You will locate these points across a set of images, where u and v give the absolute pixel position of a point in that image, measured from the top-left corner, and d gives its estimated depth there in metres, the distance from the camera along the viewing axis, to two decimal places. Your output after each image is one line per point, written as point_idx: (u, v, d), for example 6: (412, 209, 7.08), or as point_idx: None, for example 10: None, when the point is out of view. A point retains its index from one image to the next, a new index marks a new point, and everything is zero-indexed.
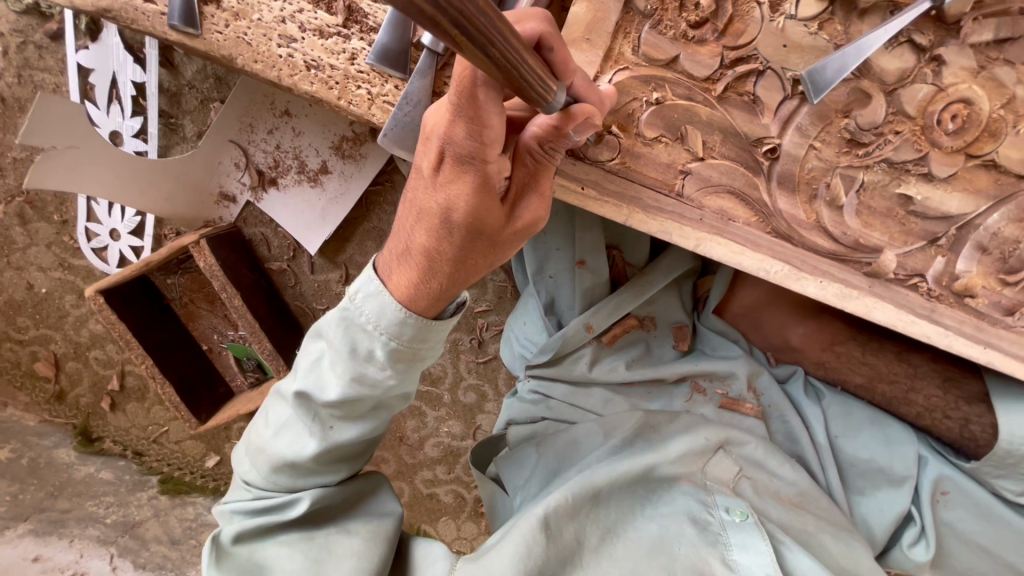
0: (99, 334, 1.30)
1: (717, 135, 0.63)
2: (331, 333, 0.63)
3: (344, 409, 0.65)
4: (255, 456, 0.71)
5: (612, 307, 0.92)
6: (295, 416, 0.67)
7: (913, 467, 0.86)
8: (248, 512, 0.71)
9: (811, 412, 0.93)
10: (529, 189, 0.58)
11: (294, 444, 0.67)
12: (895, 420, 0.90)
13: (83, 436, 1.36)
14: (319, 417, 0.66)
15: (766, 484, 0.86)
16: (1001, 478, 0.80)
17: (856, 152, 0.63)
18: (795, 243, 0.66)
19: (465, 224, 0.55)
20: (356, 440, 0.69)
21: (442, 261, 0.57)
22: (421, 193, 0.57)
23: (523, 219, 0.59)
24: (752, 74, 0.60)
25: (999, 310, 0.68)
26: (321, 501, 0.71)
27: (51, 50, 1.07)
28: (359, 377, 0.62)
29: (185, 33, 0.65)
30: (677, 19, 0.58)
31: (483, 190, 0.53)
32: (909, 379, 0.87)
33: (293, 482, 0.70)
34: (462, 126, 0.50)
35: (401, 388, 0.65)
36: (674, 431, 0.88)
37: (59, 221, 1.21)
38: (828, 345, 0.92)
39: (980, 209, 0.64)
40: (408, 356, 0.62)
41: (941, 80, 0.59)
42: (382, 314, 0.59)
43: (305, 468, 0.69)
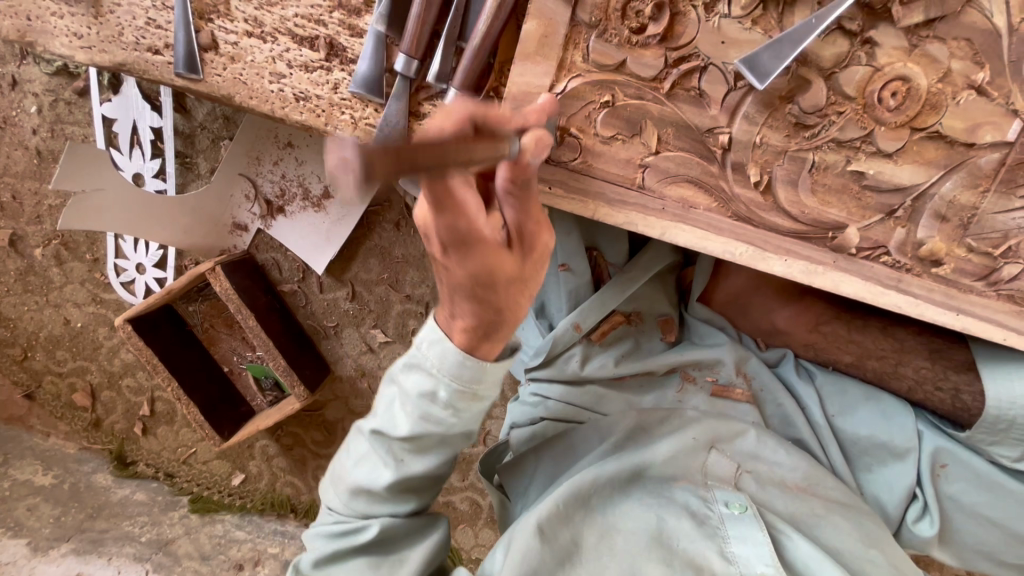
0: (131, 362, 1.40)
1: (670, 129, 0.67)
2: (406, 373, 0.68)
3: (418, 445, 0.69)
4: (336, 483, 0.75)
5: (599, 304, 0.96)
6: (371, 451, 0.71)
7: (913, 440, 0.87)
8: (325, 539, 0.75)
9: (805, 393, 0.94)
10: (527, 224, 0.62)
11: (371, 474, 0.71)
12: (890, 394, 0.92)
13: (119, 461, 1.45)
14: (392, 451, 0.70)
15: (767, 475, 0.87)
16: (995, 445, 0.82)
17: (804, 134, 0.66)
18: (756, 224, 0.70)
19: (493, 280, 0.60)
20: (426, 474, 0.72)
21: (486, 314, 0.62)
22: (445, 274, 0.61)
23: (537, 249, 0.64)
24: (696, 70, 0.65)
25: (968, 276, 0.70)
26: (389, 530, 0.73)
27: (79, 105, 1.19)
28: (425, 415, 0.66)
29: (189, 79, 0.73)
30: (621, 27, 0.64)
31: (492, 249, 0.59)
32: (896, 354, 0.89)
33: (367, 509, 0.73)
34: (451, 218, 0.54)
35: (461, 425, 0.69)
36: (664, 432, 0.90)
37: (90, 260, 1.31)
38: (813, 326, 0.96)
39: (932, 179, 0.66)
40: (470, 395, 0.66)
41: (876, 60, 0.62)
42: (444, 358, 0.63)
43: (380, 499, 0.72)
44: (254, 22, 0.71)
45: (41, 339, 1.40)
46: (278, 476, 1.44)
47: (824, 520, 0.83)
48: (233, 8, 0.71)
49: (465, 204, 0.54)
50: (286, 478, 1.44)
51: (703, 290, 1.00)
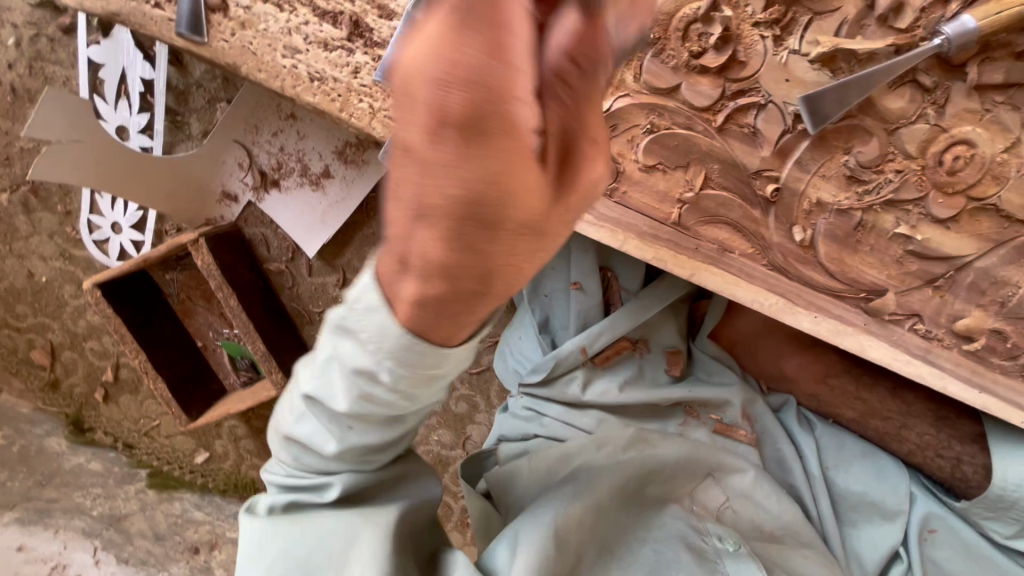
0: (95, 325, 1.30)
1: (717, 166, 0.62)
2: (341, 338, 0.48)
3: (364, 415, 0.51)
4: (279, 437, 0.59)
5: (608, 328, 0.91)
6: (310, 411, 0.54)
7: (905, 502, 0.86)
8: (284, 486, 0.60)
9: (805, 441, 0.92)
10: (574, 135, 0.36)
11: (315, 437, 0.54)
12: (887, 454, 0.90)
13: (75, 426, 1.37)
14: (336, 418, 0.53)
15: (750, 515, 0.84)
16: (989, 520, 0.81)
17: (857, 190, 0.62)
18: (791, 276, 0.66)
19: (496, 209, 0.34)
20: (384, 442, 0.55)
21: (465, 280, 0.38)
22: (412, 162, 0.32)
23: (579, 181, 0.36)
24: (753, 107, 0.60)
25: (998, 355, 0.67)
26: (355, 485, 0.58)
27: (63, 43, 1.08)
28: (366, 395, 0.49)
29: (192, 42, 0.65)
30: (680, 49, 0.58)
31: (520, 155, 0.32)
32: (902, 416, 0.87)
33: (319, 465, 0.57)
34: (475, 33, 0.29)
35: (419, 402, 0.51)
36: (669, 447, 0.85)
37: (62, 212, 1.22)
38: (822, 378, 0.92)
39: (979, 252, 0.63)
40: (427, 378, 0.47)
41: (944, 120, 0.58)
42: (383, 335, 0.44)
43: (322, 464, 0.57)
44: None
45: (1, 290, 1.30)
46: (245, 458, 1.35)
47: (803, 559, 0.80)
48: None
49: (503, 26, 0.30)
50: (253, 462, 1.34)
51: (716, 326, 0.96)
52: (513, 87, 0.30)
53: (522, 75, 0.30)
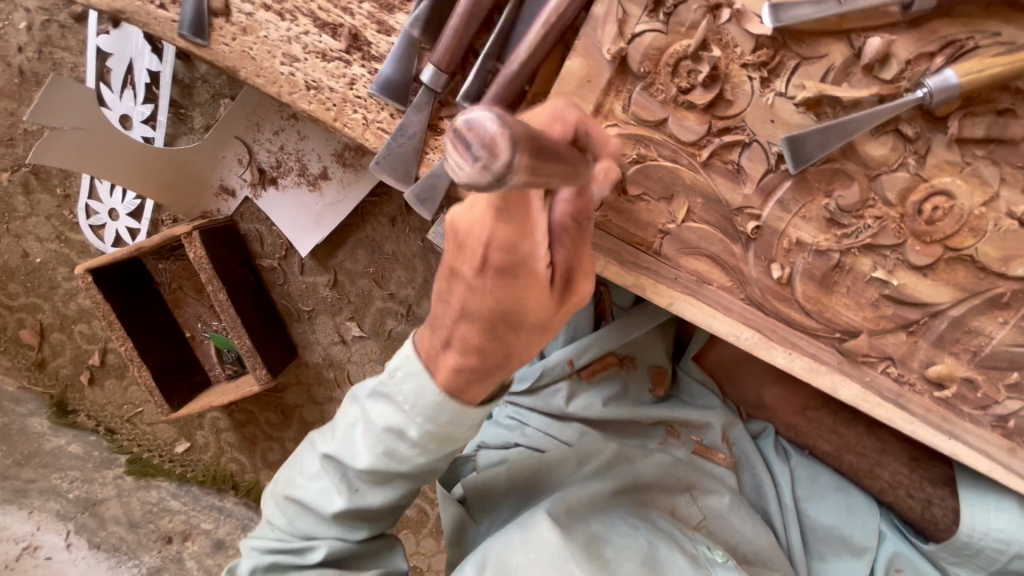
0: (87, 309, 1.32)
1: (700, 199, 0.63)
2: (374, 402, 0.59)
3: (379, 472, 0.61)
4: (282, 500, 0.67)
5: (595, 342, 0.93)
6: (326, 475, 0.64)
7: (873, 540, 0.86)
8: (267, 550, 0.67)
9: (780, 471, 0.92)
10: (574, 270, 0.55)
11: (321, 495, 0.64)
12: (860, 491, 0.90)
13: (59, 408, 1.37)
14: (347, 477, 0.63)
15: (725, 535, 0.86)
16: (956, 565, 0.81)
17: (836, 233, 0.63)
18: (767, 312, 0.66)
19: (512, 318, 0.53)
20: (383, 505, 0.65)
21: (493, 357, 0.54)
22: (466, 292, 0.52)
23: (569, 296, 0.56)
24: (738, 145, 0.61)
25: (968, 403, 0.68)
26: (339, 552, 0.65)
27: (73, 30, 1.10)
28: (385, 449, 0.59)
29: (193, 43, 0.66)
30: (669, 83, 0.59)
31: (536, 289, 0.52)
32: (877, 454, 0.88)
33: (314, 527, 0.65)
34: (507, 228, 0.48)
35: (425, 464, 0.61)
36: (649, 462, 0.87)
37: (61, 195, 1.23)
38: (801, 409, 0.93)
39: (954, 301, 0.64)
40: (438, 438, 0.58)
41: (924, 170, 0.59)
42: (418, 395, 0.56)
43: (326, 524, 0.65)
44: None
45: None
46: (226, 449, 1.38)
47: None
48: None
49: (528, 222, 0.48)
50: (233, 456, 1.38)
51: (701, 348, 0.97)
52: (530, 259, 0.49)
53: (540, 252, 0.49)
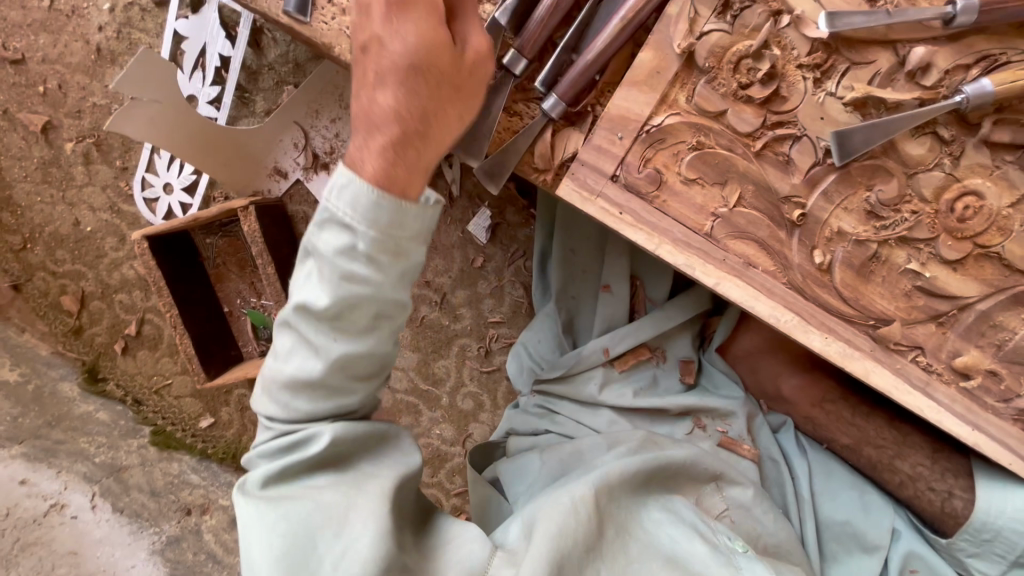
0: (130, 279, 1.36)
1: (751, 187, 0.69)
2: (321, 232, 0.57)
3: (335, 308, 0.57)
4: (268, 391, 0.64)
5: (630, 333, 0.97)
6: (295, 338, 0.61)
7: (886, 538, 0.88)
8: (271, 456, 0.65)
9: (798, 464, 0.96)
10: (462, 15, 0.61)
11: (301, 365, 0.60)
12: (874, 487, 0.94)
13: (90, 374, 1.40)
14: (318, 331, 0.59)
15: (749, 528, 0.85)
16: (976, 559, 0.83)
17: (874, 225, 0.68)
18: (807, 297, 0.71)
19: (425, 62, 0.57)
20: (364, 356, 0.61)
21: (412, 119, 0.57)
22: (380, 54, 0.57)
23: (467, 53, 0.60)
24: (789, 138, 0.67)
25: (991, 395, 0.72)
26: (343, 438, 0.64)
27: (153, 14, 1.19)
28: (346, 275, 0.56)
29: (296, 20, 0.73)
30: (730, 79, 0.65)
31: (439, 39, 0.57)
32: (897, 446, 0.90)
33: (309, 407, 0.62)
34: None
35: (391, 284, 0.58)
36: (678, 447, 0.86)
37: (119, 167, 1.29)
38: (818, 401, 0.97)
39: (981, 295, 0.69)
40: (393, 248, 0.57)
41: (958, 170, 0.65)
42: (357, 203, 0.54)
43: (300, 392, 0.61)
44: None
45: (45, 234, 1.35)
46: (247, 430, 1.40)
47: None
48: None
49: None
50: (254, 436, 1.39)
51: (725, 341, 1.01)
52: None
53: None
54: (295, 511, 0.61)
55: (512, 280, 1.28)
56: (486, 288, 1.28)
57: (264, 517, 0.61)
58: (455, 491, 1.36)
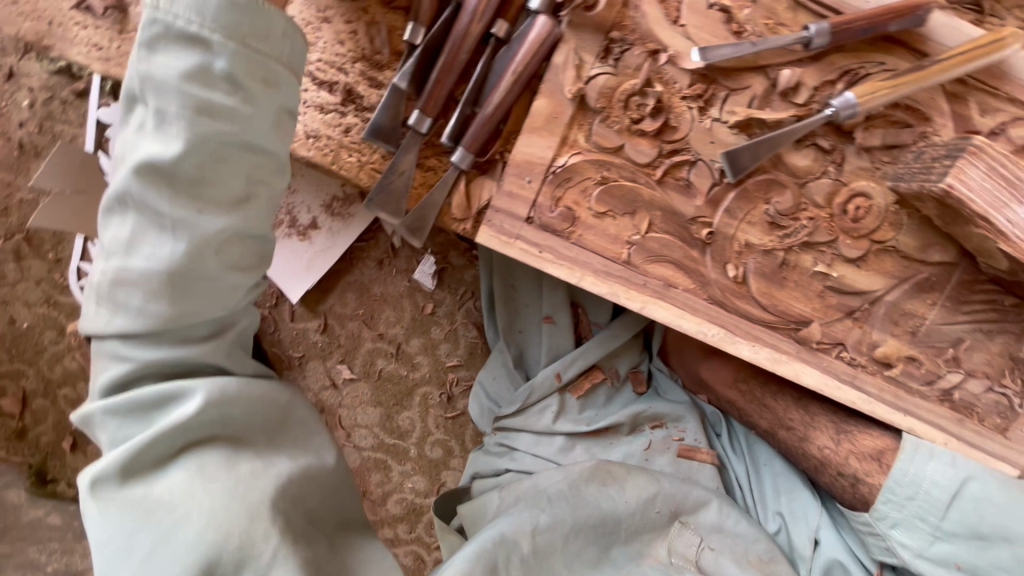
0: (73, 372, 1.31)
1: (659, 213, 0.72)
2: (153, 56, 0.54)
3: (197, 155, 0.55)
4: (110, 300, 0.58)
5: (578, 358, 0.99)
6: (135, 217, 0.56)
7: (808, 547, 0.88)
8: (129, 412, 0.60)
9: (736, 467, 0.97)
10: None
11: (153, 256, 0.56)
12: (804, 486, 0.92)
13: (38, 477, 1.32)
14: (177, 203, 0.56)
15: (731, 547, 0.86)
16: (895, 529, 0.78)
17: (778, 234, 0.72)
18: (729, 309, 0.74)
19: None
20: (231, 238, 0.59)
21: None
22: None
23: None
24: (686, 163, 0.71)
25: (915, 379, 0.76)
26: (218, 395, 0.62)
27: (74, 105, 1.19)
28: (202, 108, 0.55)
29: None
30: (622, 116, 0.69)
31: None
32: (804, 426, 0.85)
33: (173, 311, 0.58)
34: None
35: (258, 130, 0.58)
36: (635, 483, 0.87)
37: (52, 259, 1.27)
38: (731, 382, 0.94)
39: (887, 287, 0.73)
40: (261, 75, 0.58)
41: (843, 176, 0.70)
42: (201, 6, 0.54)
43: (152, 291, 0.56)
44: None
45: None
46: None
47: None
48: None
49: None
50: None
51: (664, 344, 1.04)
52: None
53: None
54: (174, 532, 0.57)
55: (464, 322, 1.28)
56: (439, 333, 1.29)
57: (148, 520, 0.58)
58: (435, 545, 1.32)
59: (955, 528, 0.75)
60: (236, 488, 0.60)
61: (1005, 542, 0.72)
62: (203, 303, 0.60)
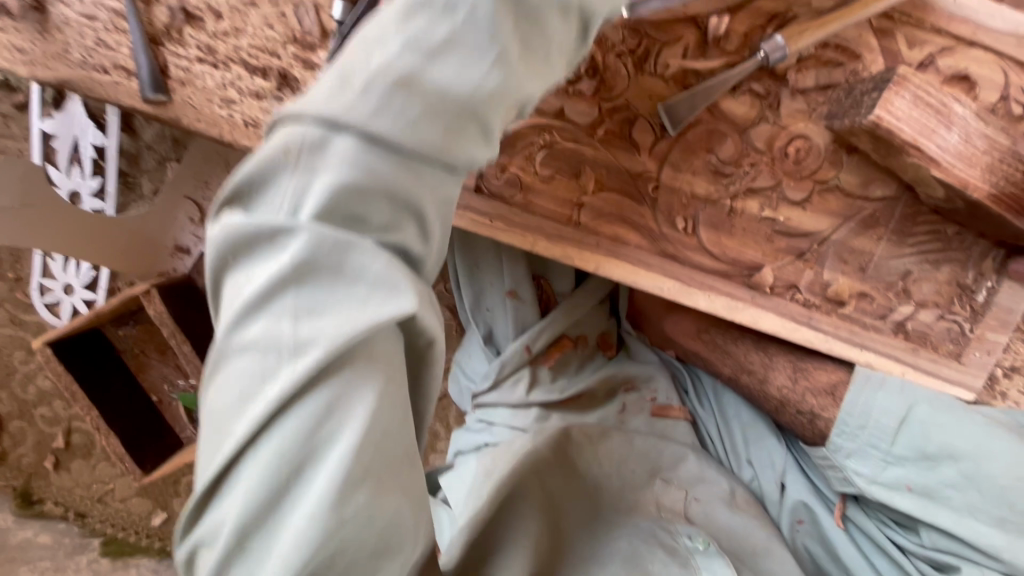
0: (47, 390, 1.30)
1: (605, 171, 0.72)
2: None
3: (440, 124, 0.40)
4: (275, 211, 0.38)
5: (545, 328, 1.00)
6: (339, 105, 0.37)
7: (777, 488, 0.90)
8: (258, 352, 0.37)
9: (706, 418, 1.00)
10: None
11: (347, 147, 0.37)
12: (770, 432, 0.94)
13: (22, 498, 1.33)
14: (403, 93, 0.38)
15: (712, 495, 0.89)
16: (851, 458, 0.77)
17: (723, 182, 0.73)
18: (683, 261, 0.75)
19: None
20: (439, 160, 0.41)
21: None
22: None
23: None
24: (627, 120, 0.71)
25: (868, 314, 0.78)
26: (376, 336, 0.38)
27: (16, 118, 1.16)
28: (432, 30, 0.40)
29: (156, 101, 0.73)
30: (558, 77, 0.69)
31: None
32: (764, 367, 0.86)
33: (342, 230, 0.38)
34: None
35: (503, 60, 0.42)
36: (607, 440, 0.93)
37: (12, 279, 1.24)
38: (695, 333, 0.95)
39: (832, 226, 0.74)
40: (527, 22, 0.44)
41: (781, 120, 0.71)
42: None
43: (343, 208, 0.38)
44: (206, 49, 0.73)
45: None
46: None
47: (763, 555, 0.82)
48: (186, 35, 0.73)
49: None
50: None
51: (631, 306, 1.06)
52: None
53: None
54: (309, 492, 0.36)
55: (437, 305, 1.28)
56: None
57: (274, 488, 0.36)
58: None
59: (907, 452, 0.74)
60: (376, 440, 0.38)
61: (952, 459, 0.71)
62: (392, 219, 0.40)
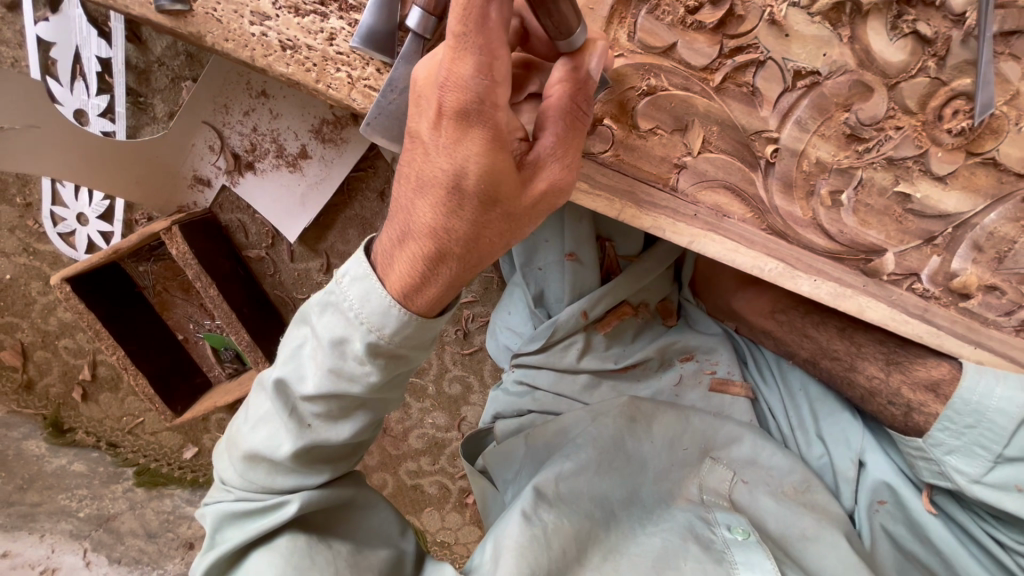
0: (69, 322, 1.25)
1: (715, 127, 0.61)
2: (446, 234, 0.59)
3: (392, 344, 0.54)
4: (260, 422, 0.60)
5: (607, 294, 0.90)
6: (303, 364, 0.57)
7: (853, 469, 0.83)
8: (237, 515, 0.62)
9: (769, 395, 0.91)
10: None
11: (305, 383, 0.57)
12: (845, 408, 0.86)
13: (54, 427, 1.32)
14: (341, 352, 0.55)
15: (763, 480, 0.81)
16: (951, 454, 0.70)
17: (856, 148, 0.60)
18: (790, 241, 0.65)
19: None
20: (371, 389, 0.57)
21: None
22: None
23: (540, 186, 0.51)
24: (752, 64, 0.58)
25: (994, 310, 0.67)
26: (311, 506, 0.61)
27: (8, 21, 1.02)
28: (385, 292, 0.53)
29: (174, 12, 0.61)
30: (675, 4, 0.56)
31: None
32: (851, 357, 0.79)
33: (300, 433, 0.58)
34: None
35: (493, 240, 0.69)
36: (660, 420, 0.82)
37: (22, 205, 1.15)
38: (769, 313, 0.88)
39: (977, 208, 0.62)
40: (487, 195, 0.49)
41: (944, 73, 0.56)
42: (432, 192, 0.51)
43: (307, 415, 0.58)
44: None
45: None
46: None
47: (810, 542, 0.75)
48: None
49: None
50: None
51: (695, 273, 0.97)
52: None
53: None
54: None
55: None
56: None
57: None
58: (459, 474, 1.32)
59: (1018, 453, 0.66)
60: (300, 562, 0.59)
61: None
62: (341, 425, 0.59)
